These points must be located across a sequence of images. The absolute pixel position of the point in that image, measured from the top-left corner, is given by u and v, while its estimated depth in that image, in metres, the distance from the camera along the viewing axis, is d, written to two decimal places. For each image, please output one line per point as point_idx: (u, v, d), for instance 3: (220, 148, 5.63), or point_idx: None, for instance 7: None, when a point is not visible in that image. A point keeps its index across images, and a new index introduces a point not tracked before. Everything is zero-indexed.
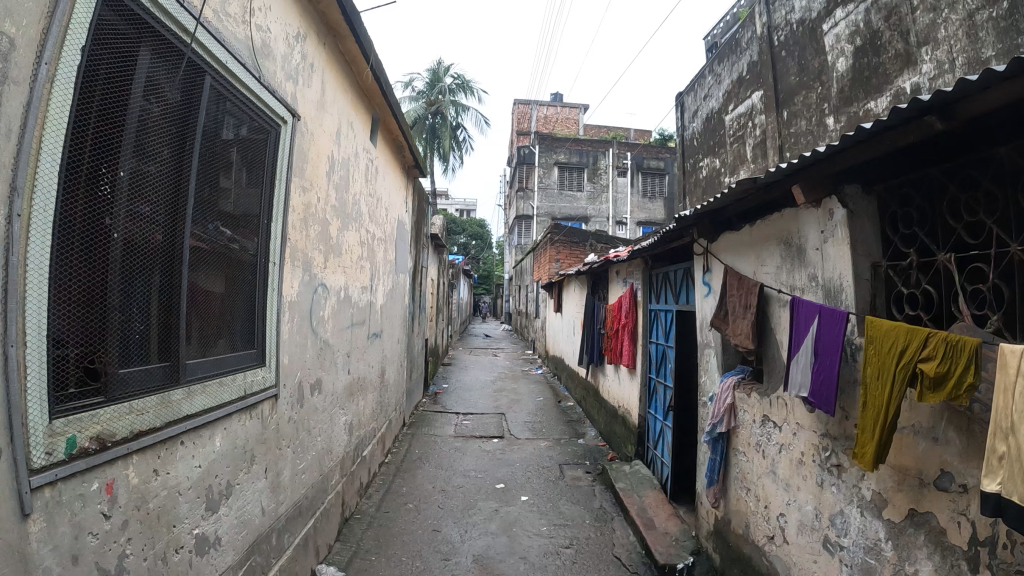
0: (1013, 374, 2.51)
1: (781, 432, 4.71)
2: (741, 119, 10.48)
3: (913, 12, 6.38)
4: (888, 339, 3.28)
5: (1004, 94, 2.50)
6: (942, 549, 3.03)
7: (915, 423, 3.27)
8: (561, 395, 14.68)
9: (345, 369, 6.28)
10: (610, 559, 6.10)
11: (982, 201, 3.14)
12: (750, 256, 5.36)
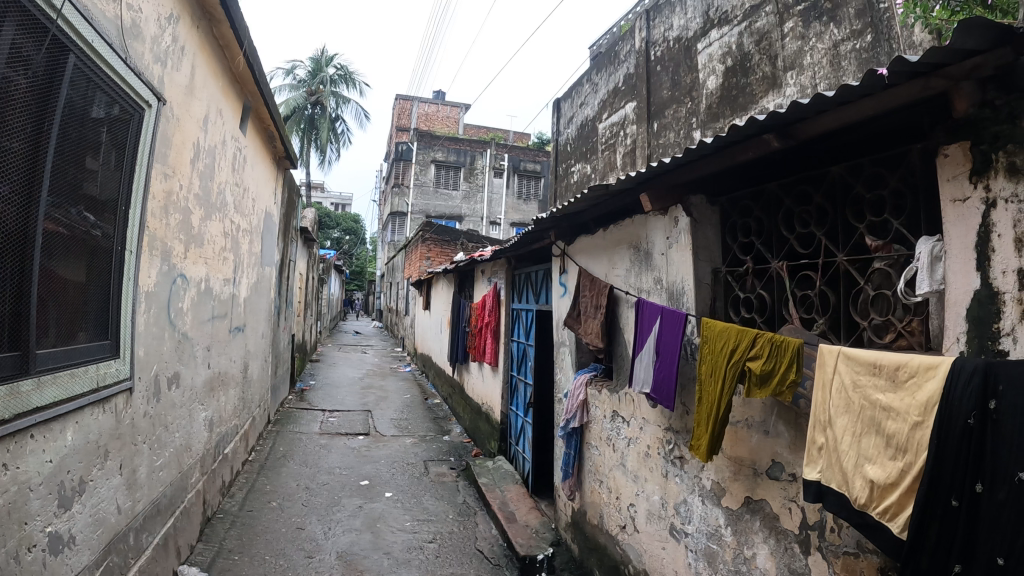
0: (830, 371, 2.75)
1: (628, 426, 4.93)
2: (614, 128, 10.79)
3: (780, 38, 6.76)
4: (720, 339, 3.49)
5: (839, 116, 2.72)
6: (775, 534, 3.25)
7: (750, 418, 3.50)
8: (428, 393, 14.70)
9: (205, 364, 6.10)
10: (473, 553, 6.18)
11: (814, 215, 3.40)
12: (601, 259, 5.55)
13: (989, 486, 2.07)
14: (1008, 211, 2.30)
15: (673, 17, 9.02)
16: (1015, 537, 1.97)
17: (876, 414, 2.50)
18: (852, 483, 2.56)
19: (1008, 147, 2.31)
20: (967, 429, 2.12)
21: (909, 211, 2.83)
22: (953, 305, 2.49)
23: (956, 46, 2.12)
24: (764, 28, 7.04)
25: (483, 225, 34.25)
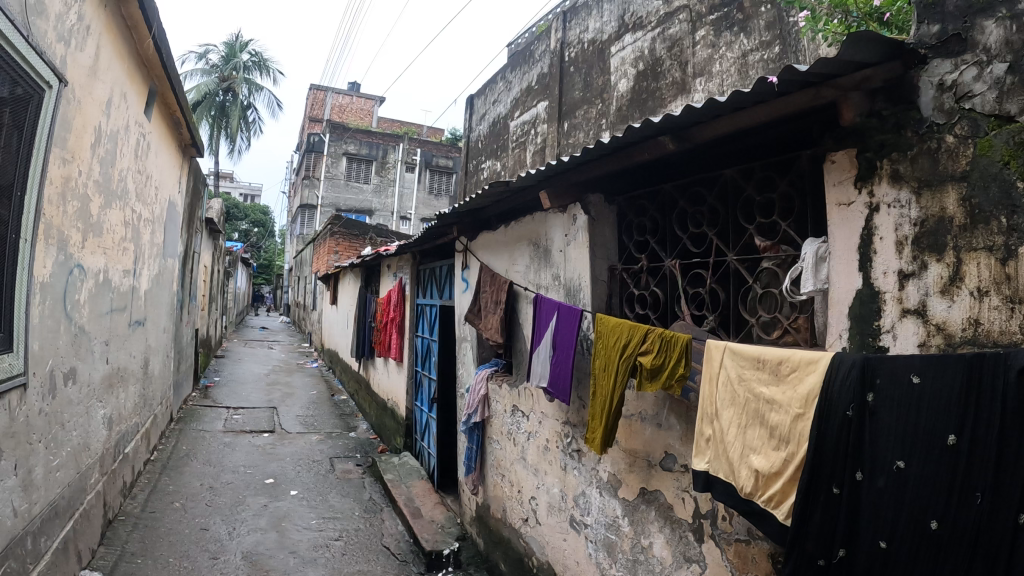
0: (717, 366, 2.85)
1: (528, 421, 5.00)
2: (525, 126, 10.87)
3: (691, 45, 6.91)
4: (614, 334, 3.55)
5: (733, 121, 2.81)
6: (670, 523, 3.34)
7: (643, 411, 3.63)
8: (334, 389, 14.52)
9: (104, 358, 5.90)
10: (379, 550, 6.15)
11: (707, 216, 3.52)
12: (502, 255, 5.61)
13: (868, 474, 2.18)
14: (890, 215, 2.43)
15: (589, 19, 9.12)
16: (896, 521, 2.08)
17: (759, 406, 2.60)
18: (739, 472, 2.68)
19: (891, 156, 2.44)
20: (846, 421, 2.23)
21: (797, 213, 2.97)
22: (836, 304, 2.62)
23: (845, 58, 2.22)
24: (675, 34, 7.19)
25: (394, 220, 34.00)
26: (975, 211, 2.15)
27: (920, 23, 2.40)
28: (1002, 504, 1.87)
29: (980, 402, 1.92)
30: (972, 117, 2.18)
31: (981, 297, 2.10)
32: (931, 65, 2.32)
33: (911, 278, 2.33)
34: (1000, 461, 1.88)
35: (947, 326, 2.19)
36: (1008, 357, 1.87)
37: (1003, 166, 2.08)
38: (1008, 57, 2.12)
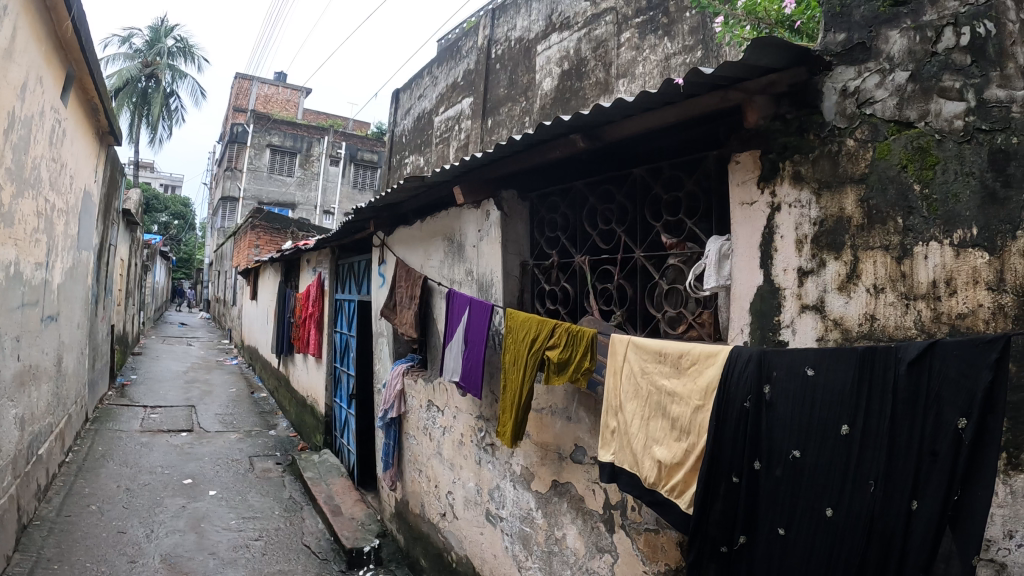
0: (621, 358, 2.96)
1: (442, 416, 5.04)
2: (449, 122, 10.86)
3: (615, 46, 7.00)
4: (523, 328, 3.60)
5: (645, 121, 2.86)
6: (582, 514, 3.41)
7: (552, 405, 3.70)
8: (255, 386, 14.27)
9: (15, 354, 5.67)
10: (300, 549, 6.07)
11: (616, 213, 3.58)
12: (418, 250, 5.61)
13: (765, 464, 2.28)
14: (791, 214, 2.53)
15: (517, 18, 9.13)
16: (793, 509, 2.18)
17: (661, 398, 2.69)
18: (642, 463, 2.76)
19: (794, 157, 2.53)
20: (744, 412, 2.33)
21: (702, 211, 3.06)
22: (739, 300, 2.73)
23: (752, 62, 2.28)
24: (600, 35, 7.27)
25: (317, 215, 33.52)
26: (872, 212, 2.27)
27: (825, 30, 2.48)
28: (892, 491, 1.96)
29: (869, 393, 2.02)
30: (872, 122, 2.29)
31: (876, 294, 2.23)
32: (836, 71, 2.40)
33: (810, 275, 2.44)
34: (889, 449, 1.98)
35: (844, 321, 2.32)
36: (896, 350, 1.97)
37: (900, 169, 2.20)
38: (909, 66, 2.24)
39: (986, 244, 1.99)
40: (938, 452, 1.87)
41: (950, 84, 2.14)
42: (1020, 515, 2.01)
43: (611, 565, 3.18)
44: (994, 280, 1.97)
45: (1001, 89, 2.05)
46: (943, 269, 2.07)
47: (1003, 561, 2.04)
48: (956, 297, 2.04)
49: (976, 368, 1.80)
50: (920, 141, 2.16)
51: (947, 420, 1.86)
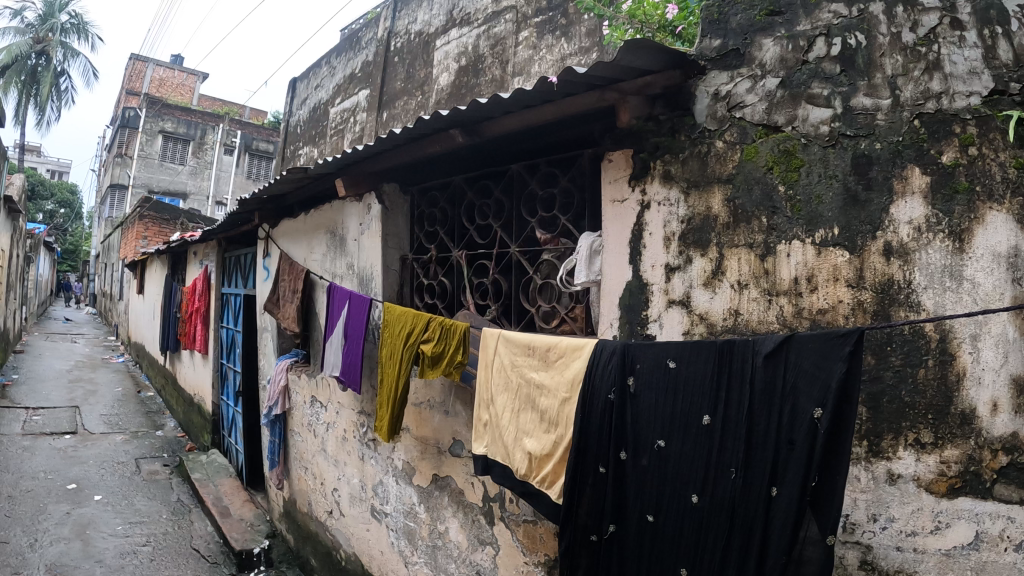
0: (491, 353, 3.04)
1: (326, 412, 5.05)
2: (344, 115, 9.31)
3: (515, 45, 6.32)
4: (399, 322, 3.62)
5: (525, 118, 2.93)
6: (462, 508, 3.48)
7: (431, 399, 3.79)
8: (143, 386, 13.74)
9: None
10: (190, 553, 5.89)
11: (493, 208, 3.67)
12: (301, 243, 5.58)
13: (631, 454, 2.37)
14: (660, 212, 2.67)
15: (419, 11, 8.01)
16: (659, 496, 2.27)
17: (530, 391, 2.79)
18: (514, 455, 2.86)
19: (665, 157, 2.66)
20: (609, 404, 2.41)
21: (575, 209, 3.15)
22: (608, 295, 2.86)
23: (624, 62, 2.33)
24: (499, 33, 6.56)
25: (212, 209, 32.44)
26: (738, 211, 2.44)
27: (702, 36, 2.62)
28: (753, 478, 2.04)
29: (729, 384, 2.11)
30: (741, 125, 2.45)
31: (741, 290, 2.42)
32: (708, 75, 2.56)
33: (677, 272, 2.60)
34: (748, 438, 2.06)
35: (709, 316, 2.49)
36: (754, 344, 2.06)
37: (767, 171, 2.38)
38: (780, 73, 2.42)
39: (846, 243, 2.21)
40: (794, 441, 1.96)
41: (818, 91, 2.34)
42: (881, 500, 2.17)
43: (492, 557, 3.24)
44: (853, 277, 2.19)
45: (867, 98, 2.25)
46: (806, 266, 2.27)
47: (868, 543, 2.17)
48: (817, 293, 2.25)
49: (831, 361, 1.89)
50: (787, 144, 2.35)
51: (802, 411, 1.95)
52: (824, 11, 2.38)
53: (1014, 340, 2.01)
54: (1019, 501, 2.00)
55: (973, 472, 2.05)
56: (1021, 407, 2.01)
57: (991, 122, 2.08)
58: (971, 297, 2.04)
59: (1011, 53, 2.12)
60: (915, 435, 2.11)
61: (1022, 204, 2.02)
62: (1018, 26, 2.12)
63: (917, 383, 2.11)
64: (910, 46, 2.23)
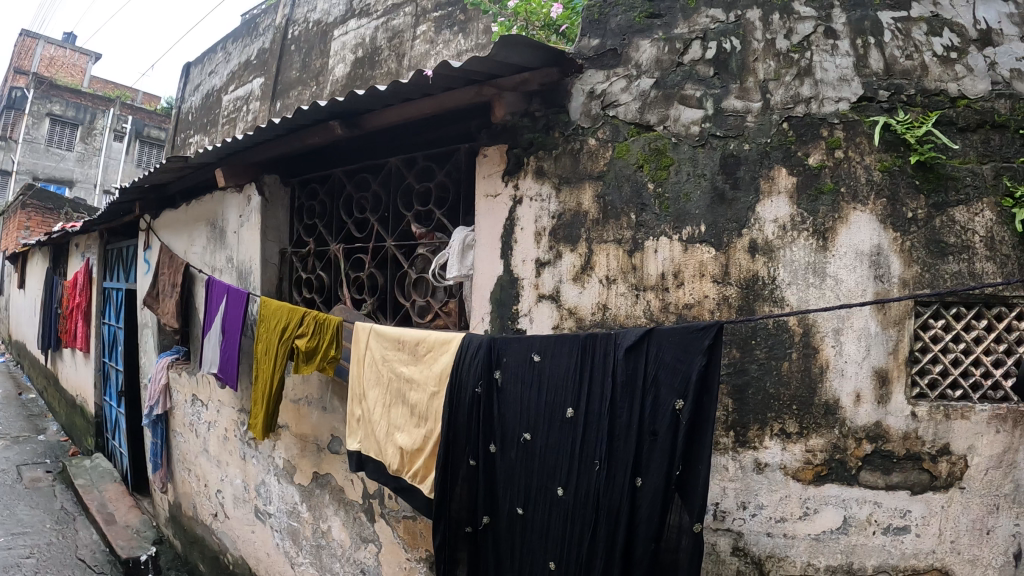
0: (363, 347, 3.05)
1: (208, 411, 5.06)
2: (237, 102, 8.38)
3: (412, 40, 5.85)
4: (275, 315, 3.57)
5: (402, 112, 2.98)
6: (343, 506, 3.64)
7: (308, 396, 3.93)
8: (22, 387, 13.14)
9: None
10: (75, 564, 5.62)
11: (371, 201, 3.78)
12: (181, 235, 5.50)
13: (500, 446, 2.46)
14: (531, 207, 2.81)
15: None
16: (529, 487, 2.37)
17: (401, 385, 2.84)
18: (387, 450, 2.90)
19: (539, 153, 2.79)
20: (477, 397, 2.49)
21: (451, 203, 3.29)
22: (480, 288, 2.98)
23: (499, 58, 2.34)
24: (398, 25, 6.02)
25: None
26: (608, 207, 2.61)
27: (582, 35, 2.74)
28: (616, 470, 2.17)
29: (593, 378, 2.24)
30: (614, 124, 2.61)
31: (609, 285, 2.60)
32: (585, 74, 2.68)
33: (547, 266, 2.75)
34: (611, 430, 2.19)
35: (578, 310, 2.67)
36: (615, 338, 2.20)
37: (637, 168, 2.56)
38: (654, 74, 2.60)
39: (712, 240, 2.45)
40: (657, 432, 2.11)
41: (692, 93, 2.54)
42: (749, 487, 2.43)
43: (375, 554, 3.41)
44: (718, 274, 2.44)
45: (737, 100, 2.48)
46: (673, 262, 2.49)
47: (739, 529, 2.44)
48: (683, 288, 2.48)
49: (691, 354, 2.07)
50: (658, 143, 2.54)
51: (664, 402, 2.11)
52: (701, 17, 2.57)
53: (873, 333, 2.36)
54: (882, 487, 2.36)
55: (839, 460, 2.37)
56: (881, 397, 2.35)
57: (858, 127, 2.39)
58: (833, 291, 2.35)
59: (881, 63, 2.44)
60: (781, 425, 2.40)
61: (882, 206, 2.35)
62: (889, 37, 2.45)
63: (781, 375, 2.40)
64: (783, 53, 2.48)
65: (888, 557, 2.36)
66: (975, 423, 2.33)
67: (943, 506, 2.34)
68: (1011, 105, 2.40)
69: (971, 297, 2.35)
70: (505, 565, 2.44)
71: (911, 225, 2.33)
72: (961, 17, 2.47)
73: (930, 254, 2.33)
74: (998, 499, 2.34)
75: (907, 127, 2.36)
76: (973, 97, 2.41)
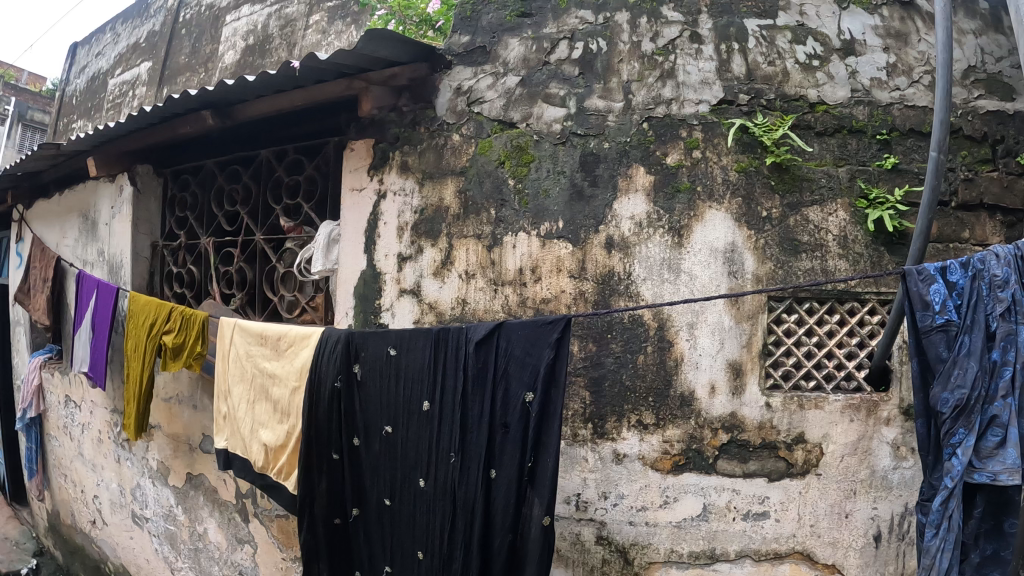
0: (228, 343, 3.06)
1: (81, 412, 4.87)
2: (121, 85, 7.02)
3: (305, 29, 5.14)
4: (144, 310, 3.47)
5: (274, 102, 3.12)
6: (218, 507, 3.61)
7: (180, 394, 3.88)
8: None
9: None
10: None
11: (241, 193, 3.84)
12: (54, 226, 5.29)
13: (363, 440, 2.63)
14: (394, 201, 3.00)
15: None
16: (394, 478, 2.55)
17: (264, 381, 2.91)
18: (251, 448, 2.94)
19: (404, 148, 2.99)
20: (336, 391, 2.65)
21: (318, 198, 3.43)
22: (344, 283, 3.14)
23: (367, 51, 2.53)
24: (290, 13, 5.30)
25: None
26: (469, 202, 2.81)
27: (453, 31, 2.89)
28: (471, 463, 2.34)
29: (446, 371, 2.42)
30: (479, 120, 2.80)
31: (468, 280, 2.80)
32: (453, 70, 2.86)
33: (409, 261, 2.94)
34: (465, 422, 2.37)
35: (437, 304, 2.87)
36: (466, 332, 2.38)
37: (498, 165, 2.76)
38: (521, 72, 2.77)
39: (570, 236, 2.65)
40: (508, 424, 2.27)
41: (556, 91, 2.71)
42: (607, 477, 2.61)
43: (252, 555, 3.40)
44: (575, 269, 2.64)
45: (601, 100, 2.66)
46: (531, 257, 2.70)
47: (602, 519, 2.61)
48: (540, 283, 2.68)
49: (539, 347, 2.23)
50: (520, 140, 2.73)
51: (515, 394, 2.27)
52: (571, 17, 2.73)
53: (727, 327, 2.57)
54: (740, 474, 2.56)
55: (696, 450, 2.56)
56: (735, 388, 2.56)
57: (716, 128, 2.59)
58: (687, 286, 2.57)
59: (743, 68, 2.62)
60: (638, 417, 2.58)
61: (738, 204, 2.56)
62: (753, 44, 2.63)
63: (636, 368, 2.59)
64: (648, 55, 2.65)
65: (749, 542, 2.55)
66: (828, 412, 2.54)
67: (801, 491, 2.54)
68: (869, 112, 2.61)
69: (825, 293, 2.57)
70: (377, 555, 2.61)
71: (765, 223, 2.56)
72: (827, 27, 2.65)
73: (784, 251, 2.55)
74: (854, 485, 2.54)
75: (764, 131, 2.56)
76: (831, 103, 2.61)
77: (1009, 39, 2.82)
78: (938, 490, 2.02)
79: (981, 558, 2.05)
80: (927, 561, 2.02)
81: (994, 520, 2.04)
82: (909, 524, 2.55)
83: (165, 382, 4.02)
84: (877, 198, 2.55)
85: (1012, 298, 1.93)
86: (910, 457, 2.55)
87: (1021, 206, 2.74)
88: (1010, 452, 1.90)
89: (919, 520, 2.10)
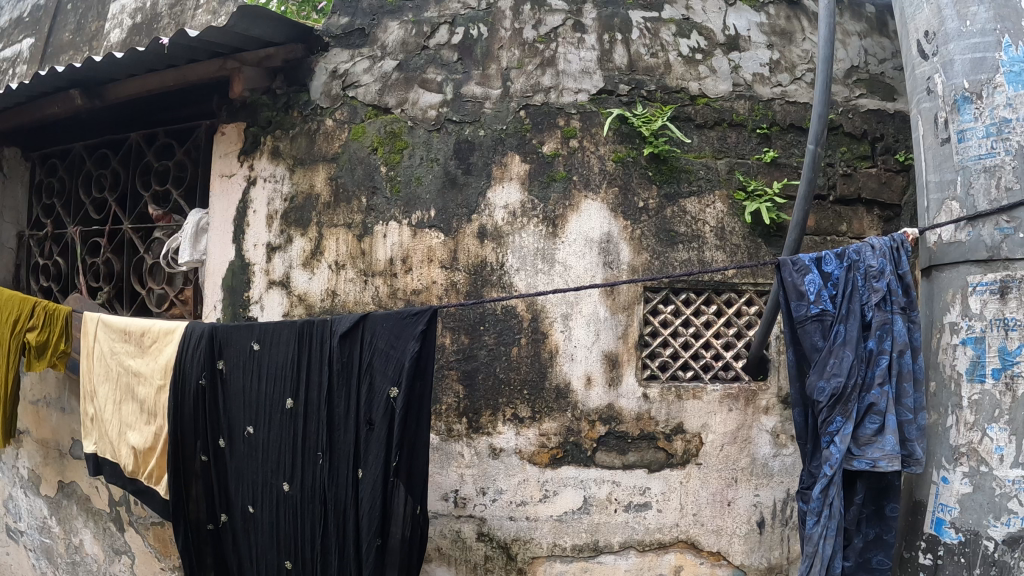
0: (91, 339, 2.91)
1: None
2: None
3: None
4: (4, 308, 3.26)
5: (147, 82, 3.01)
6: (93, 517, 3.44)
7: (46, 396, 3.70)
8: None
9: None
10: None
11: (109, 179, 3.67)
12: None
13: (228, 441, 2.58)
14: (265, 189, 2.90)
15: None
16: (256, 484, 2.51)
17: (129, 380, 2.79)
18: (119, 451, 2.81)
19: (275, 133, 2.89)
20: (200, 389, 2.60)
21: (188, 184, 3.33)
22: (212, 275, 3.02)
23: (241, 31, 2.52)
24: None
25: None
26: (340, 189, 2.74)
27: (332, 12, 2.82)
28: (339, 463, 2.35)
29: (310, 367, 2.42)
30: (353, 104, 2.74)
31: (337, 271, 2.73)
32: (330, 52, 2.79)
33: (278, 251, 2.85)
34: (330, 418, 2.38)
35: (307, 296, 2.78)
36: (330, 325, 2.38)
37: (371, 151, 2.70)
38: (398, 56, 2.72)
39: (441, 225, 2.62)
40: (373, 422, 2.27)
41: (433, 77, 2.67)
42: (485, 473, 2.58)
43: (129, 567, 3.25)
44: (447, 259, 2.61)
45: (477, 86, 2.63)
46: (402, 247, 2.65)
47: (482, 515, 2.58)
48: (412, 273, 2.64)
49: (404, 339, 2.24)
50: (394, 126, 2.68)
51: (379, 390, 2.27)
52: (453, 2, 2.70)
53: (602, 319, 2.58)
54: (620, 466, 2.57)
55: (573, 443, 2.57)
56: (611, 379, 2.57)
57: (594, 118, 2.60)
58: (561, 276, 2.57)
59: (625, 59, 2.63)
60: (513, 411, 2.57)
61: (614, 194, 2.58)
62: (637, 35, 2.65)
63: (510, 361, 2.57)
64: (529, 42, 2.64)
65: (632, 533, 2.57)
66: (706, 402, 2.59)
67: (681, 481, 2.58)
68: (750, 107, 2.66)
69: (700, 284, 2.62)
70: (246, 562, 2.57)
71: (641, 214, 2.58)
72: (711, 22, 2.69)
73: (660, 242, 2.58)
74: (735, 472, 2.60)
75: (642, 122, 2.58)
76: (712, 96, 2.65)
77: (892, 42, 2.93)
78: (819, 478, 2.04)
79: (865, 542, 2.12)
80: (810, 548, 2.03)
81: (875, 505, 2.11)
82: (791, 509, 2.62)
83: (31, 384, 3.81)
84: (755, 190, 2.62)
85: (888, 288, 2.00)
86: (790, 444, 2.63)
87: (897, 201, 2.83)
88: (889, 439, 1.95)
89: (800, 508, 2.12)
